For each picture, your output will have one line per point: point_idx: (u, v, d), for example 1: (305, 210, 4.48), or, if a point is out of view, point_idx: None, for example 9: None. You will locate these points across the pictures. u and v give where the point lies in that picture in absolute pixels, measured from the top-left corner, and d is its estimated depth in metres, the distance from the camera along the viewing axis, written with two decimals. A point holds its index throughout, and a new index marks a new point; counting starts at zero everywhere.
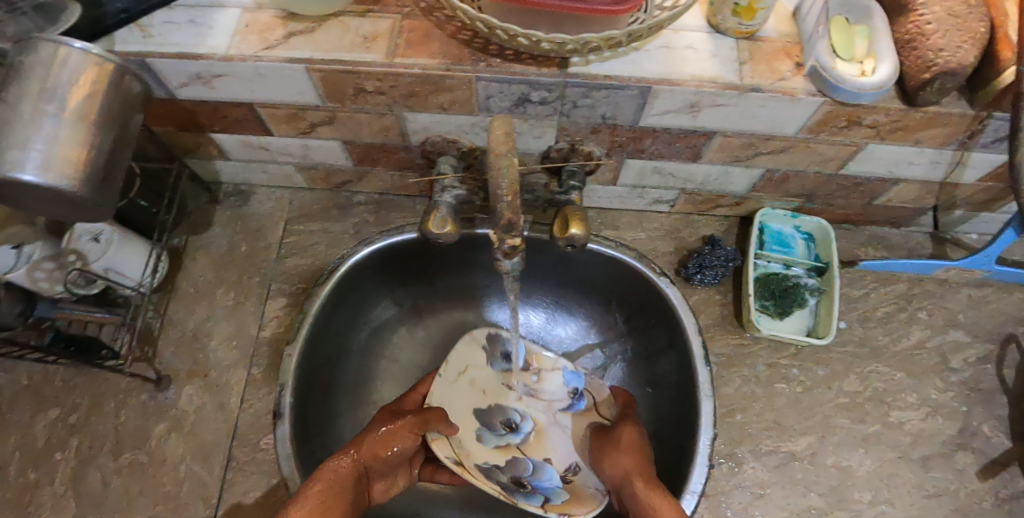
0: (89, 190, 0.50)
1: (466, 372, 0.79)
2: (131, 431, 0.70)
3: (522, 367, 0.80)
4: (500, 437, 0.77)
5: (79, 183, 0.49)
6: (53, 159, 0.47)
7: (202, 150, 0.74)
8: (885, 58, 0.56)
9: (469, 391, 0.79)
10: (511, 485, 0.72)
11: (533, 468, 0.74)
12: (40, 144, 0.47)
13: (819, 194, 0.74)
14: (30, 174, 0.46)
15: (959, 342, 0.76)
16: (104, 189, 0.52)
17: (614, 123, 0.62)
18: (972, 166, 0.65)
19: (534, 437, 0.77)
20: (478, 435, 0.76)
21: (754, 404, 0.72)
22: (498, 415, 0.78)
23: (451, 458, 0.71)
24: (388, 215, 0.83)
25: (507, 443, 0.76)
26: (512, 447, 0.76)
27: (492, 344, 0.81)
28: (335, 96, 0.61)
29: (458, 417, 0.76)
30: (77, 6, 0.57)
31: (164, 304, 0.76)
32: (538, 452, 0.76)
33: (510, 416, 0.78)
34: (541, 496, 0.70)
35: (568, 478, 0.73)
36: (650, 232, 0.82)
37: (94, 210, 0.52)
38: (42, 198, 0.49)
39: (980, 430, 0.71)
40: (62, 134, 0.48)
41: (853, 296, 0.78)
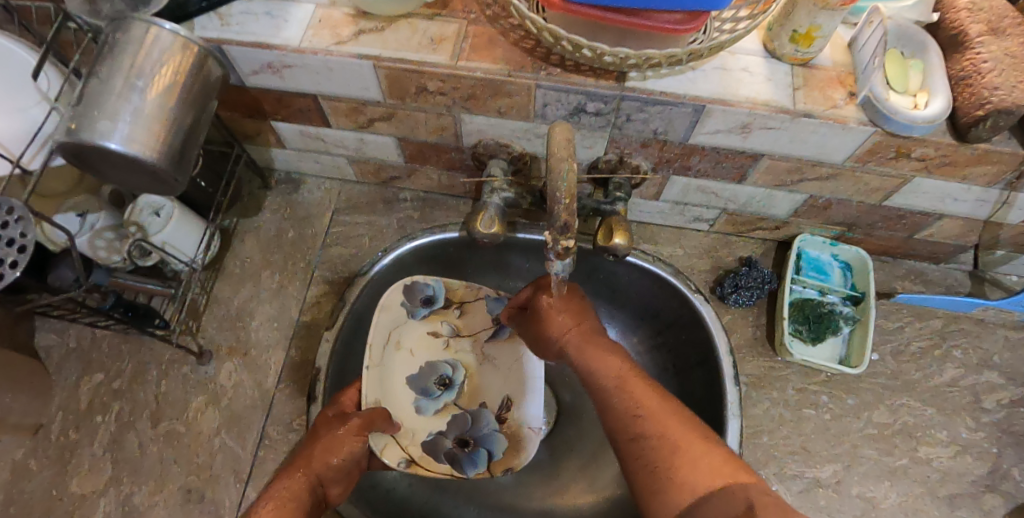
0: (167, 162, 0.52)
1: (394, 338, 0.76)
2: (171, 401, 0.73)
3: (442, 308, 0.79)
4: (436, 399, 0.76)
5: (159, 155, 0.51)
6: (138, 131, 0.50)
7: (261, 137, 0.77)
8: (938, 93, 0.57)
9: (399, 356, 0.76)
10: (457, 450, 0.73)
11: (471, 418, 0.75)
12: (127, 116, 0.50)
13: (860, 224, 0.74)
14: (116, 143, 0.49)
15: (993, 383, 0.75)
16: (179, 164, 0.54)
17: (665, 138, 0.64)
18: (1019, 206, 0.65)
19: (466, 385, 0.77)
20: (416, 405, 0.75)
21: (781, 427, 0.72)
22: (432, 375, 0.77)
23: (404, 460, 0.71)
24: (432, 213, 0.85)
25: (445, 404, 0.76)
26: (451, 406, 0.76)
27: (410, 294, 0.77)
28: (397, 93, 0.63)
29: (393, 389, 0.74)
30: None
31: (210, 282, 0.79)
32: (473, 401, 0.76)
33: (442, 373, 0.77)
34: (484, 455, 0.72)
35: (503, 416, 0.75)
36: (689, 249, 0.83)
37: (170, 183, 0.55)
38: (123, 167, 0.52)
39: (1011, 474, 0.70)
40: (149, 108, 0.51)
41: (887, 328, 0.78)
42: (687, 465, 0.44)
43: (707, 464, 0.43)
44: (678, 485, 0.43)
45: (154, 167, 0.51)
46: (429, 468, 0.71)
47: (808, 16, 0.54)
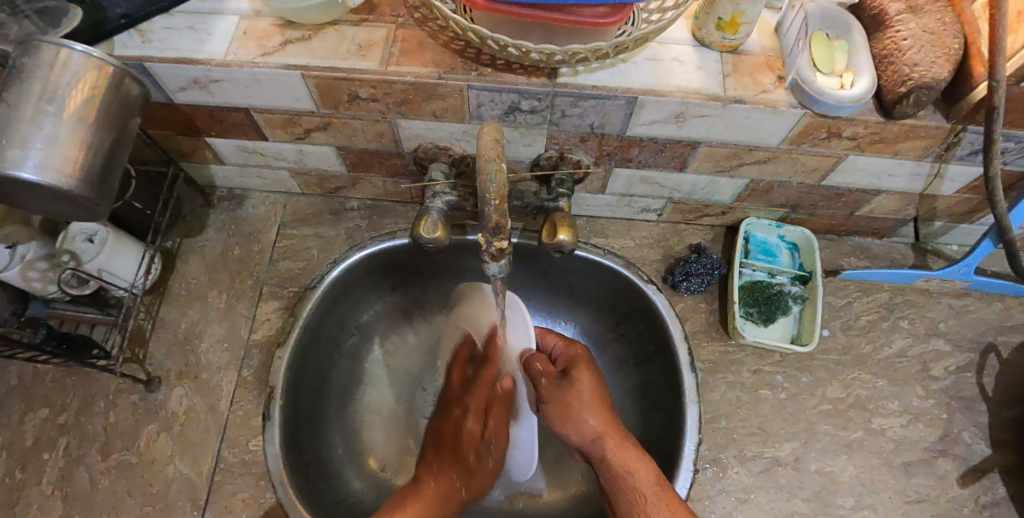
0: (88, 188, 0.50)
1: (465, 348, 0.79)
2: (121, 431, 0.71)
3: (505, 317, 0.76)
4: None
5: (78, 182, 0.49)
6: (53, 158, 0.48)
7: (198, 154, 0.75)
8: (863, 72, 0.58)
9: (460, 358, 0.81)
10: None
11: None
12: (40, 143, 0.48)
13: (802, 204, 0.76)
14: (29, 173, 0.47)
15: (940, 351, 0.77)
16: (102, 189, 0.52)
17: (603, 132, 0.64)
18: (950, 178, 0.67)
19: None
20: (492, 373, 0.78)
21: (739, 410, 0.73)
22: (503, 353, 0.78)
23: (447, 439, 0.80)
24: (381, 220, 0.84)
25: None
26: None
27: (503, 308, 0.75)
28: (331, 102, 0.62)
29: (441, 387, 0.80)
30: (80, 10, 0.58)
31: (155, 306, 0.77)
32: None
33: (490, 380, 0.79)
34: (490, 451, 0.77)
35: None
36: (638, 240, 0.83)
37: (93, 209, 0.52)
38: (42, 196, 0.50)
39: (962, 437, 0.73)
40: (63, 134, 0.48)
41: (836, 305, 0.79)
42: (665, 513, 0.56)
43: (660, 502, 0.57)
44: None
45: (72, 194, 0.49)
46: None
47: (730, 3, 0.54)
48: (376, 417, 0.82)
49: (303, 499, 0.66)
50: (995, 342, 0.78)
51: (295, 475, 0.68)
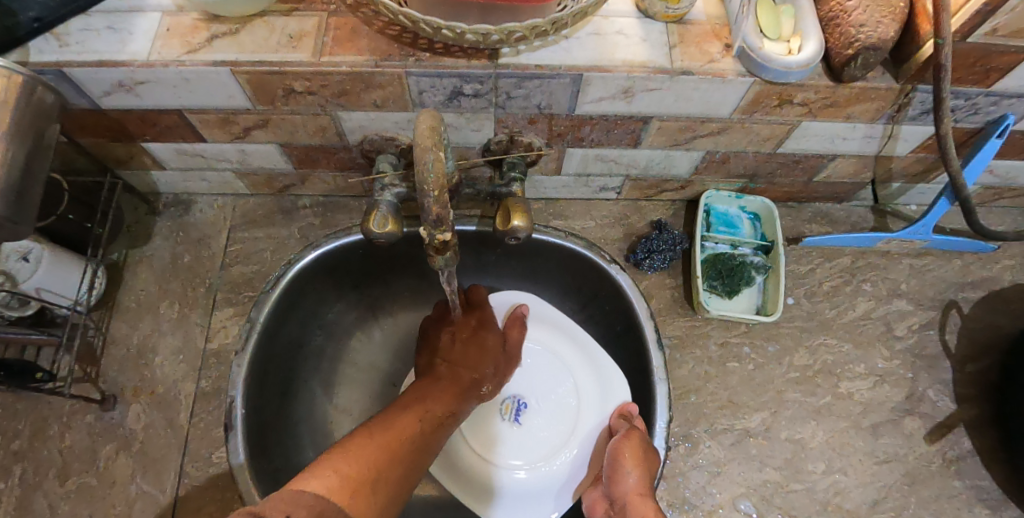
0: (3, 207, 0.47)
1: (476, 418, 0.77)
2: (78, 454, 0.68)
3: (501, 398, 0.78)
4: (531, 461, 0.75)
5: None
6: None
7: (136, 160, 0.72)
8: (811, 35, 0.57)
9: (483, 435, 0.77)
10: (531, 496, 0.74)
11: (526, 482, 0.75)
12: None
13: (761, 173, 0.75)
14: None
15: (903, 311, 0.78)
16: (19, 205, 0.49)
17: (551, 112, 0.62)
18: (904, 138, 0.67)
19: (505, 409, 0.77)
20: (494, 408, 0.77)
21: (708, 384, 0.73)
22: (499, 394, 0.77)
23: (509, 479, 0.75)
24: (334, 217, 0.81)
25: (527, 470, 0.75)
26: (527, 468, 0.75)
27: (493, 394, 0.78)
28: (266, 98, 0.59)
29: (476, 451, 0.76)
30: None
31: (105, 321, 0.74)
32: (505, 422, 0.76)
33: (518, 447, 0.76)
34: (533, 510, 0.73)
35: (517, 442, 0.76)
36: (598, 220, 0.82)
37: (11, 228, 0.49)
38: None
39: (926, 395, 0.74)
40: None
41: (800, 272, 0.79)
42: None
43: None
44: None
45: None
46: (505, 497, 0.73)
47: None
48: (347, 416, 0.80)
49: None
50: (955, 298, 0.79)
51: (264, 484, 0.66)
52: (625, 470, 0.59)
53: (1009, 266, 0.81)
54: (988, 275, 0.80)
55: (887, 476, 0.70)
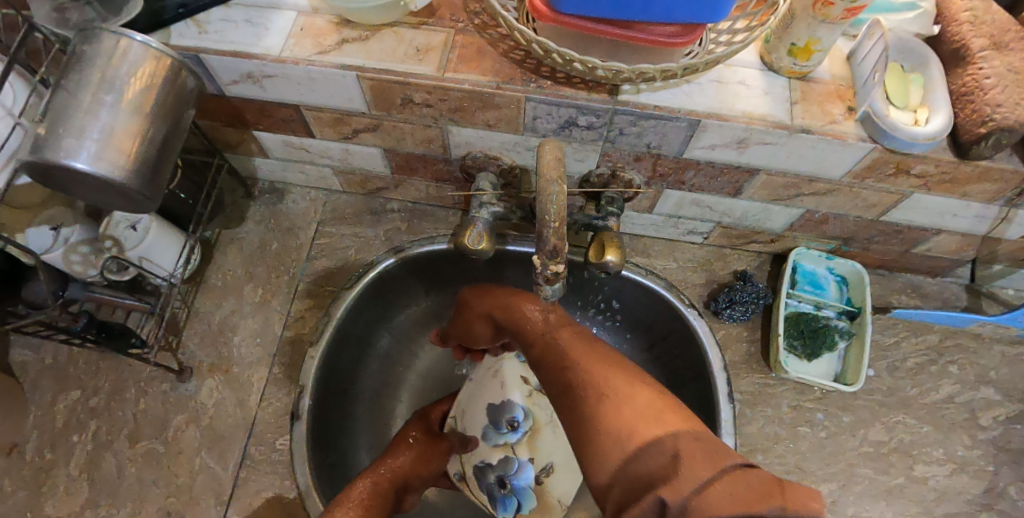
0: (138, 183, 0.48)
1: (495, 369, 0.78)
2: (150, 419, 0.71)
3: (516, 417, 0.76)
4: (500, 435, 0.76)
5: (129, 176, 0.47)
6: (108, 149, 0.46)
7: (243, 146, 0.75)
8: (939, 108, 0.55)
9: (499, 391, 0.77)
10: (495, 488, 0.75)
11: (517, 468, 0.75)
12: (95, 134, 0.45)
13: (857, 238, 0.73)
14: (83, 164, 0.45)
15: (990, 399, 0.74)
16: (153, 182, 0.50)
17: (659, 152, 0.62)
18: (1019, 223, 0.64)
19: (529, 437, 0.76)
20: (482, 433, 0.76)
21: (776, 446, 0.71)
22: (506, 411, 0.77)
23: (457, 473, 0.76)
24: (420, 224, 0.83)
25: (505, 443, 0.76)
26: (510, 448, 0.76)
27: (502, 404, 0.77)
28: (383, 105, 0.61)
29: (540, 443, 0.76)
30: None
31: (191, 295, 0.77)
32: (527, 452, 0.76)
33: (513, 415, 0.77)
34: (514, 504, 0.74)
35: (543, 480, 0.75)
36: (681, 262, 0.82)
37: (141, 202, 0.50)
38: (90, 187, 0.48)
39: (1008, 492, 0.70)
40: (118, 125, 0.46)
41: (883, 343, 0.77)
42: (691, 474, 0.30)
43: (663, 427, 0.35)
44: (622, 445, 0.34)
45: (123, 187, 0.47)
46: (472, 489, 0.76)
47: (807, 29, 0.52)
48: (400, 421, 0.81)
49: (325, 501, 0.65)
50: None
51: (319, 477, 0.67)
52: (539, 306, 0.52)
53: None
54: None
55: None
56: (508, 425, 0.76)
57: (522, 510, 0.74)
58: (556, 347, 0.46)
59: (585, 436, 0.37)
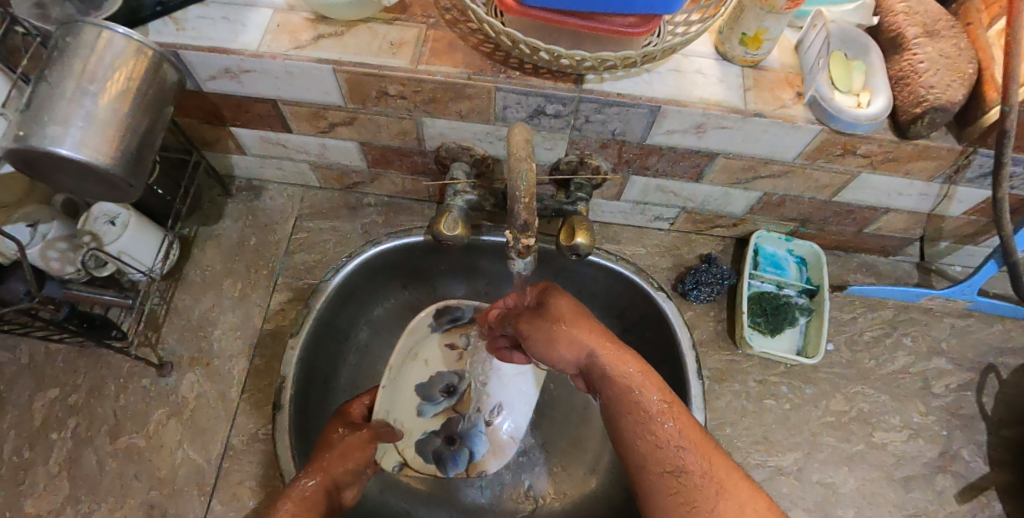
0: (123, 169, 0.49)
1: (411, 349, 0.85)
2: (130, 415, 0.71)
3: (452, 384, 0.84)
4: (438, 404, 0.83)
5: (114, 161, 0.48)
6: (92, 136, 0.47)
7: (220, 143, 0.77)
8: (880, 92, 0.59)
9: (421, 364, 0.85)
10: (444, 448, 0.80)
11: (462, 422, 0.82)
12: (80, 122, 0.46)
13: (812, 219, 0.77)
14: (68, 151, 0.46)
15: (942, 368, 0.79)
16: (137, 169, 0.51)
17: (624, 139, 0.65)
18: (959, 200, 0.69)
19: (465, 395, 0.84)
20: (418, 408, 0.82)
21: (743, 419, 0.74)
22: (438, 383, 0.84)
23: (397, 464, 0.78)
24: (397, 217, 0.85)
25: (444, 409, 0.83)
26: (449, 410, 0.83)
27: (435, 380, 0.84)
28: (359, 97, 0.63)
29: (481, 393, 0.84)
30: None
31: (169, 291, 0.78)
32: (468, 408, 0.84)
33: (447, 382, 0.85)
34: (466, 458, 0.80)
35: (489, 426, 0.82)
36: (650, 248, 0.85)
37: (126, 190, 0.51)
38: (76, 173, 0.49)
39: (961, 454, 0.74)
40: (103, 113, 0.47)
41: (841, 319, 0.81)
42: None
43: (753, 512, 0.43)
44: None
45: (108, 174, 0.48)
46: (419, 468, 0.79)
47: (756, 19, 0.56)
48: None
49: None
50: (995, 363, 0.80)
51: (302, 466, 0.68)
52: (573, 341, 0.54)
53: None
54: None
55: None
56: (445, 393, 0.84)
57: (477, 457, 0.80)
58: (608, 395, 0.52)
59: (651, 505, 0.47)
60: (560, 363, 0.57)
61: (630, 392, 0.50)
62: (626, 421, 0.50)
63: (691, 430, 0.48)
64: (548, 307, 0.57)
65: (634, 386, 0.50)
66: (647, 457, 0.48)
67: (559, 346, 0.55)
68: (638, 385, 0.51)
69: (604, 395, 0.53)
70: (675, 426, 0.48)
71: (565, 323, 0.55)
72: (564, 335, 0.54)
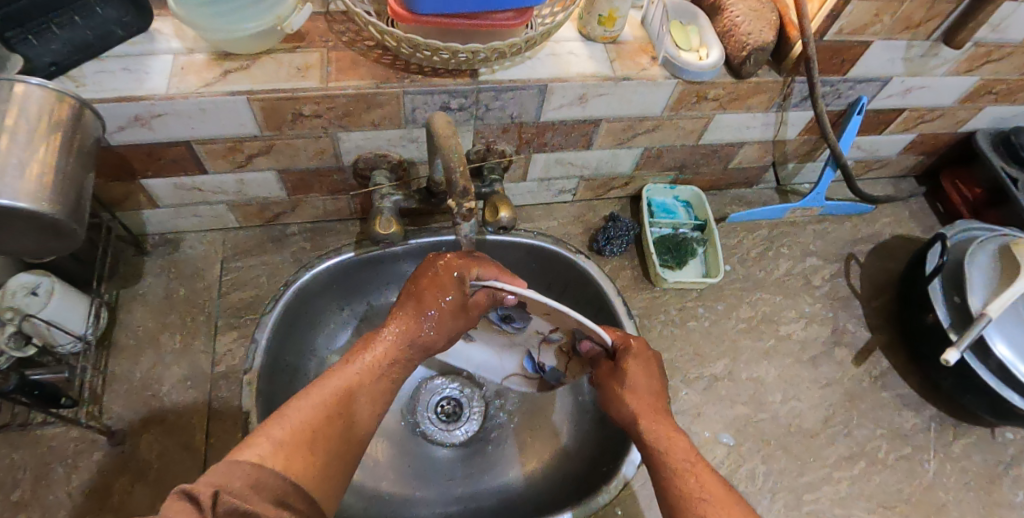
0: (64, 209, 0.50)
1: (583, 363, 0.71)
2: (87, 493, 0.67)
3: None
4: None
5: (54, 203, 0.49)
6: (27, 180, 0.47)
7: (131, 199, 0.76)
8: (714, 45, 0.74)
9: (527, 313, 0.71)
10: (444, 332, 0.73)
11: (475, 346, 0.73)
12: (13, 168, 0.47)
13: (688, 165, 0.92)
14: (7, 195, 0.46)
15: (816, 265, 0.95)
16: (75, 211, 0.52)
17: (521, 120, 0.74)
18: (792, 123, 0.86)
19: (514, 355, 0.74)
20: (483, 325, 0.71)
21: (676, 342, 0.85)
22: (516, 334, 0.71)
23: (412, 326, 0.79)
24: (324, 239, 0.88)
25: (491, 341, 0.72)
26: None
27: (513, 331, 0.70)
28: (275, 123, 0.67)
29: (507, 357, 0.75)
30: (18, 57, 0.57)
31: (103, 359, 0.74)
32: None
33: None
34: None
35: None
36: (561, 220, 0.95)
37: (69, 232, 0.52)
38: (12, 225, 0.49)
39: (847, 328, 0.90)
40: (35, 158, 0.48)
41: (732, 243, 0.95)
42: None
43: None
44: None
45: (51, 215, 0.49)
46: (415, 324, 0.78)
47: None
48: None
49: None
50: (853, 252, 0.98)
51: None
52: (637, 396, 0.64)
53: (886, 223, 1.02)
54: (873, 232, 1.01)
55: (831, 396, 0.84)
56: None
57: None
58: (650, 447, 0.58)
59: None
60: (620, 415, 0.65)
61: (672, 450, 0.56)
62: (662, 471, 0.55)
63: (719, 488, 0.51)
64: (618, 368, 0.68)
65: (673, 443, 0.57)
66: (674, 502, 0.51)
67: (623, 397, 0.64)
68: (678, 444, 0.57)
69: (652, 445, 0.58)
70: (703, 483, 0.51)
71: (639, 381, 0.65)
72: (630, 390, 0.64)
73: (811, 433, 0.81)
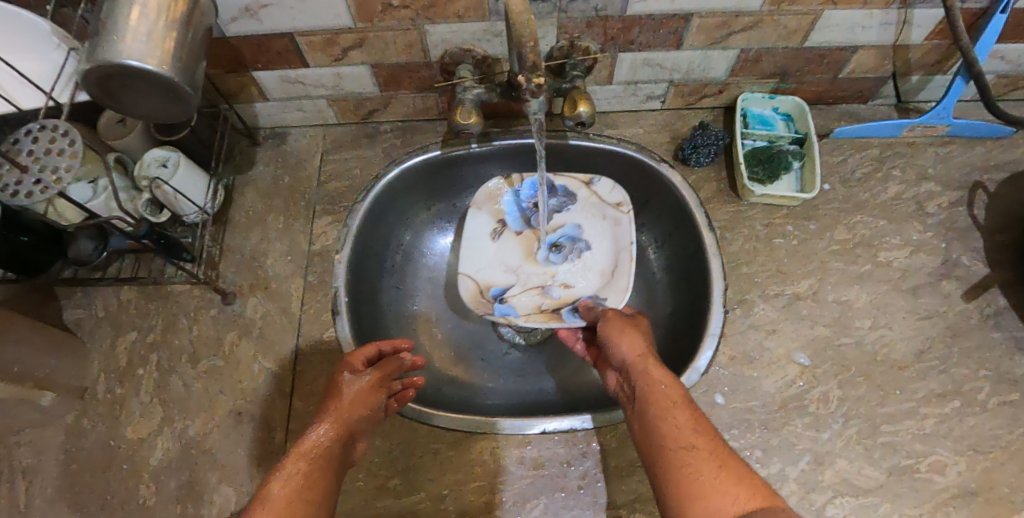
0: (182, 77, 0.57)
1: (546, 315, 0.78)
2: (206, 341, 0.78)
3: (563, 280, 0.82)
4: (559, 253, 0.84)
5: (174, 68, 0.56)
6: (154, 48, 0.54)
7: (244, 91, 0.84)
8: None
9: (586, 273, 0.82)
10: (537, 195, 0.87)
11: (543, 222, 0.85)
12: (142, 37, 0.54)
13: (790, 71, 0.84)
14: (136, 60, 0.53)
15: (932, 191, 0.85)
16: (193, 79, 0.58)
17: (606, 14, 0.72)
18: (918, 24, 0.75)
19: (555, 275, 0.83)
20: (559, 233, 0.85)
21: (757, 258, 0.81)
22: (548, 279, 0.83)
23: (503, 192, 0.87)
24: (413, 137, 0.93)
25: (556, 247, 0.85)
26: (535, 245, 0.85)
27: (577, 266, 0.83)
28: (366, 14, 0.71)
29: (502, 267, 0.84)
30: None
31: (220, 233, 0.85)
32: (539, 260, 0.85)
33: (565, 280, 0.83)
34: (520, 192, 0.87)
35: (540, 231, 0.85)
36: (646, 127, 0.92)
37: (186, 100, 0.59)
38: (145, 86, 0.57)
39: (961, 261, 0.81)
40: (159, 29, 0.55)
41: (833, 162, 0.87)
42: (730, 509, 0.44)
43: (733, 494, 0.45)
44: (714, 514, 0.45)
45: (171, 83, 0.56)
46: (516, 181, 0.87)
47: None
48: (428, 322, 0.89)
49: None
50: (982, 180, 0.86)
51: None
52: (635, 342, 0.63)
53: None
54: (1011, 159, 0.87)
55: (930, 329, 0.76)
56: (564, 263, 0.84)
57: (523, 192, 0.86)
58: (645, 392, 0.58)
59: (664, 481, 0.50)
60: (613, 356, 0.64)
61: (666, 396, 0.56)
62: (652, 414, 0.55)
63: (711, 440, 0.51)
64: (618, 319, 0.66)
65: (664, 393, 0.56)
66: (663, 446, 0.53)
67: (623, 340, 0.63)
68: (674, 396, 0.56)
69: (641, 388, 0.58)
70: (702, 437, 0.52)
71: (628, 331, 0.64)
72: (630, 335, 0.63)
73: (901, 365, 0.74)
